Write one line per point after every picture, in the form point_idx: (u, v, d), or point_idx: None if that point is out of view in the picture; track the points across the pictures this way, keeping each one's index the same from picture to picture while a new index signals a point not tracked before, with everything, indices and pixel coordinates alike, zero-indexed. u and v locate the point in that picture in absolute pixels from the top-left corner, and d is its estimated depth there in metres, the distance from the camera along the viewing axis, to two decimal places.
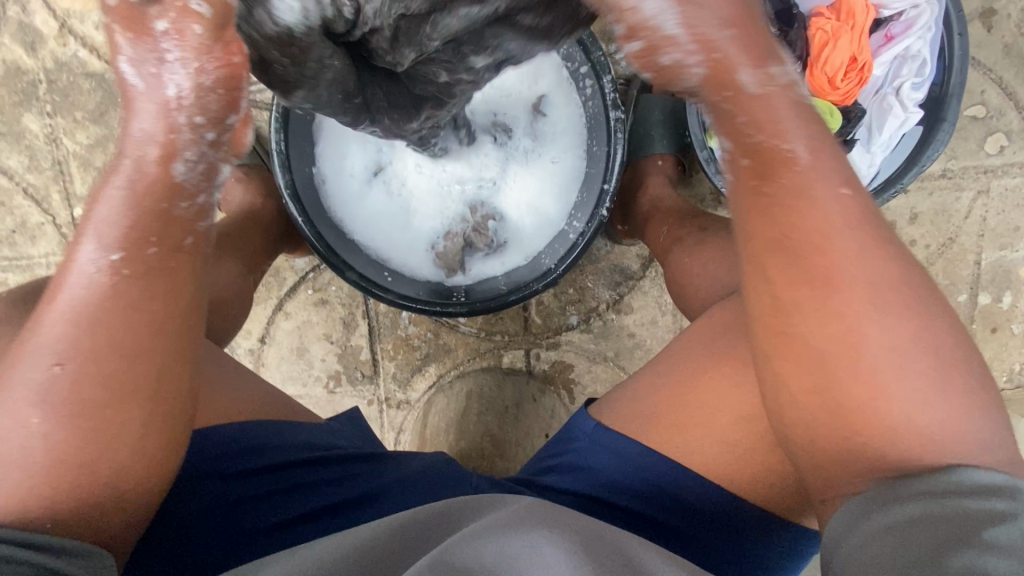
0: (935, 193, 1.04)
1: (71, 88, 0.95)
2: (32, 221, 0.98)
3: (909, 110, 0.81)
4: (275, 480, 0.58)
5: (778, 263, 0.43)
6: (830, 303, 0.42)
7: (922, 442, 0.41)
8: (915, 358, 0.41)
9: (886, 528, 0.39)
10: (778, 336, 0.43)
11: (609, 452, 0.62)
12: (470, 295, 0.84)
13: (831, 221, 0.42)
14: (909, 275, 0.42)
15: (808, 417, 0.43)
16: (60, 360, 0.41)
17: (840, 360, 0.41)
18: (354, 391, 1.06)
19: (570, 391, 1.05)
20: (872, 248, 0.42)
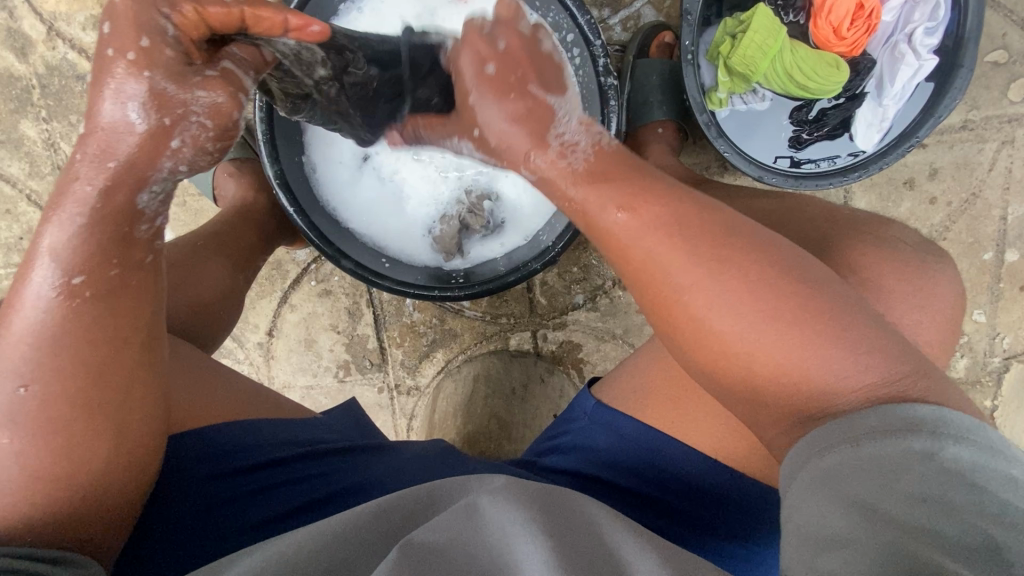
0: (956, 146, 0.99)
1: (63, 91, 0.95)
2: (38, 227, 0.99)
3: (923, 57, 0.76)
4: (260, 476, 0.58)
5: (641, 249, 0.45)
6: (682, 284, 0.44)
7: (797, 379, 0.42)
8: (752, 302, 0.42)
9: (822, 472, 0.39)
10: (662, 319, 0.46)
11: (607, 428, 0.62)
12: (470, 277, 0.83)
13: (651, 221, 0.45)
14: (720, 228, 0.45)
15: (704, 381, 0.46)
16: (22, 382, 0.42)
17: (704, 337, 0.44)
18: (364, 380, 1.06)
19: (579, 370, 1.04)
20: (702, 226, 0.45)
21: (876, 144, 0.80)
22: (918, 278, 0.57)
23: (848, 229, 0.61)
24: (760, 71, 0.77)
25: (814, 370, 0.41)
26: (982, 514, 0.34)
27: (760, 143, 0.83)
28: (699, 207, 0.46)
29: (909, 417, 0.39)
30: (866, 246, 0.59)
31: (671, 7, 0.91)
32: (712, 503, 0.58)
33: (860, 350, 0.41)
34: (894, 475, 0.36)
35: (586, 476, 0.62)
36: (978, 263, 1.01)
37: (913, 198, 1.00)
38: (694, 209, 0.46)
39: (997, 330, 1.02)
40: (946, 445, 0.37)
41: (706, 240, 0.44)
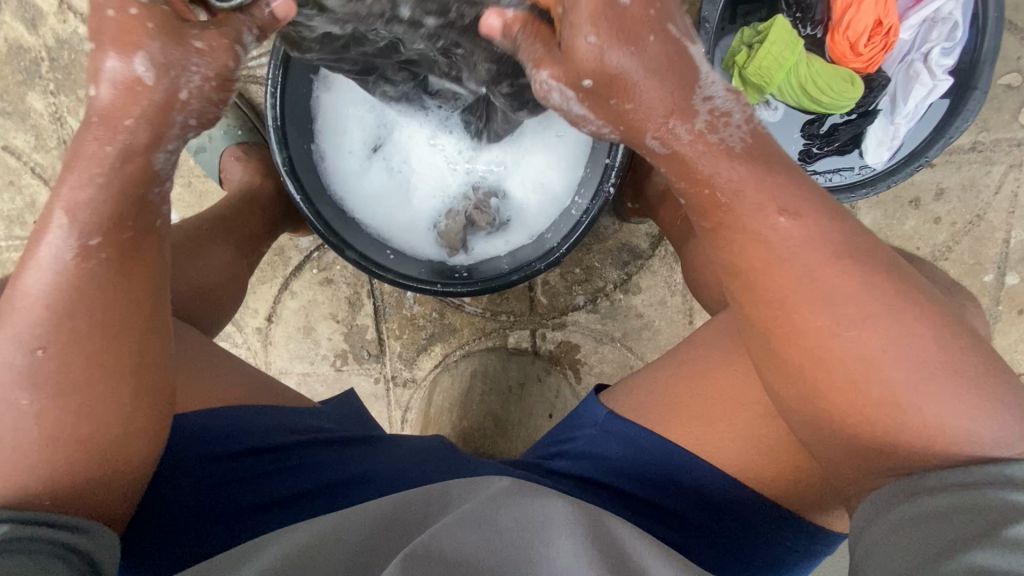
0: (964, 167, 0.99)
1: (72, 66, 0.95)
2: (40, 200, 0.98)
3: (938, 77, 0.76)
4: (266, 459, 0.59)
5: (777, 280, 0.45)
6: (818, 319, 0.44)
7: (929, 430, 0.43)
8: (924, 366, 0.42)
9: (905, 519, 0.42)
10: (800, 356, 0.45)
11: (621, 438, 0.62)
12: (473, 272, 0.83)
13: (776, 256, 0.46)
14: (902, 286, 0.44)
15: (815, 418, 0.47)
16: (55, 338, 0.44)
17: (830, 370, 0.44)
18: (361, 370, 1.06)
19: (576, 370, 1.04)
20: (873, 277, 0.44)
21: (886, 162, 0.80)
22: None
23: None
24: (773, 83, 0.77)
25: (950, 424, 0.42)
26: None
27: None
28: (851, 248, 0.45)
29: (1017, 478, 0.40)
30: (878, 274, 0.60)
31: (688, 13, 0.91)
32: (704, 512, 0.59)
33: (999, 414, 0.42)
34: (968, 519, 0.39)
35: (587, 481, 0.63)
36: (979, 284, 1.01)
37: (918, 217, 1.00)
38: (839, 241, 0.45)
39: None
40: None
41: (879, 293, 0.44)
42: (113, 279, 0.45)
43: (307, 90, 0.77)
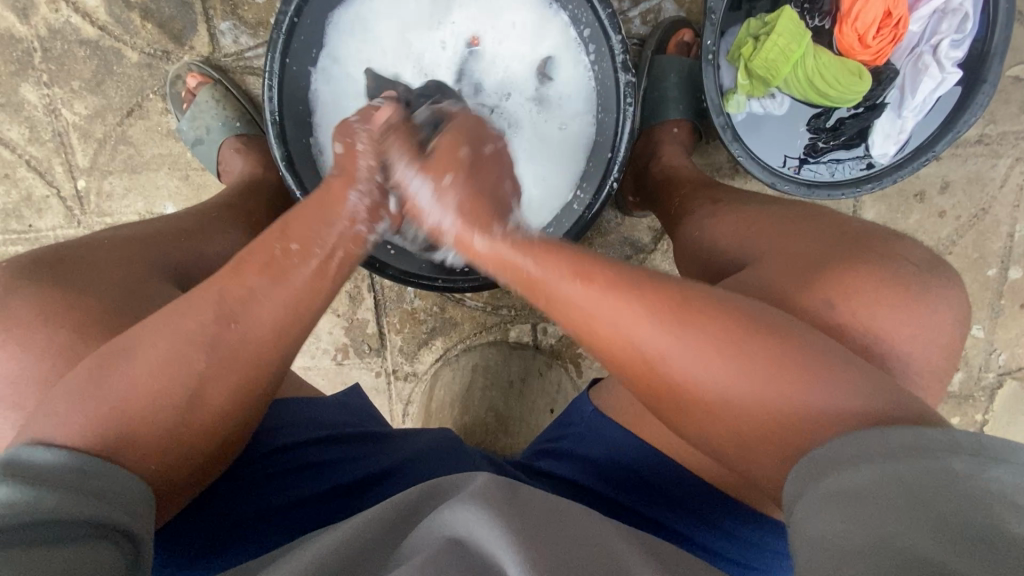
0: (969, 160, 0.98)
1: (65, 56, 0.93)
2: (36, 193, 0.97)
3: (947, 70, 0.75)
4: (295, 459, 0.62)
5: (620, 299, 0.48)
6: (660, 342, 0.47)
7: (778, 418, 0.44)
8: (742, 359, 0.45)
9: (831, 493, 0.39)
10: (637, 368, 0.48)
11: (600, 437, 0.64)
12: (475, 269, 0.82)
13: (604, 301, 0.49)
14: (686, 292, 0.49)
15: (698, 429, 0.47)
16: (230, 318, 0.49)
17: (685, 386, 0.46)
18: (362, 363, 1.06)
19: (577, 365, 1.05)
20: (615, 295, 0.48)
21: (892, 157, 0.79)
22: (909, 299, 0.55)
23: (851, 241, 0.59)
24: (779, 75, 0.76)
25: (795, 403, 0.44)
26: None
27: (773, 147, 0.82)
28: (647, 274, 0.50)
29: (927, 445, 0.38)
30: (849, 254, 0.57)
31: (692, 3, 0.89)
32: (697, 515, 0.59)
33: (834, 378, 0.44)
34: (898, 490, 0.36)
35: (575, 482, 0.63)
36: (981, 279, 1.01)
37: (923, 211, 1.00)
38: (630, 269, 0.51)
39: (994, 346, 1.02)
40: (968, 467, 0.36)
41: (687, 299, 0.48)
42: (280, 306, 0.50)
43: (304, 82, 0.76)
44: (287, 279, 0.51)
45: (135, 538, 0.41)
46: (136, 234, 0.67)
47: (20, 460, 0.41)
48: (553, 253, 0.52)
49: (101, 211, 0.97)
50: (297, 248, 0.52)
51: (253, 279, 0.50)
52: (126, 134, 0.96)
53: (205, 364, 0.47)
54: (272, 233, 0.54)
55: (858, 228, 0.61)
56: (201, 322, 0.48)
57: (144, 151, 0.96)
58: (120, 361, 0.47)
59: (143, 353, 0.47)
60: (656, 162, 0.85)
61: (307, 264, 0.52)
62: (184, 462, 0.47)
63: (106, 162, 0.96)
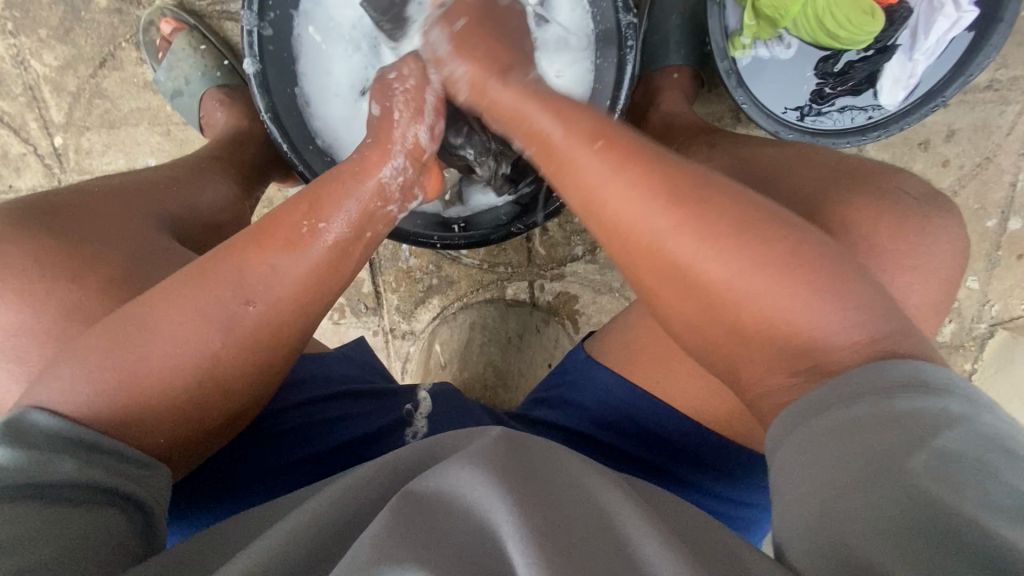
0: (977, 107, 0.95)
1: (30, 2, 0.87)
2: (12, 151, 0.93)
3: (963, 8, 0.71)
4: (291, 415, 0.63)
5: (637, 179, 0.46)
6: (671, 228, 0.44)
7: (782, 326, 0.42)
8: (754, 257, 0.42)
9: (813, 438, 0.39)
10: (641, 250, 0.45)
11: (595, 387, 0.64)
12: (471, 226, 0.81)
13: (620, 179, 0.46)
14: (704, 185, 0.45)
15: (687, 327, 0.45)
16: (250, 299, 0.48)
17: (671, 278, 0.45)
18: (360, 323, 1.06)
19: (575, 321, 1.03)
20: (632, 179, 0.46)
21: (900, 103, 0.76)
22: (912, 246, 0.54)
23: (851, 179, 0.57)
24: (788, 16, 0.73)
25: (792, 319, 0.42)
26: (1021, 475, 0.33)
27: (779, 93, 0.79)
28: (667, 162, 0.46)
29: (922, 380, 0.37)
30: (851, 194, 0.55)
31: None
32: (697, 463, 0.60)
33: (844, 299, 0.41)
34: (888, 430, 0.36)
35: (572, 429, 0.64)
36: (980, 230, 1.00)
37: (927, 160, 0.98)
38: (647, 154, 0.47)
39: (988, 297, 1.03)
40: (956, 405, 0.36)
41: (702, 188, 0.45)
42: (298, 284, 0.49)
43: (286, 28, 0.72)
44: (303, 249, 0.50)
45: (146, 509, 0.44)
46: (116, 184, 0.64)
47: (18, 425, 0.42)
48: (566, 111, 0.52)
49: (81, 169, 0.94)
50: (321, 227, 0.51)
51: (275, 257, 0.49)
52: (100, 87, 0.91)
53: (221, 346, 0.47)
54: (300, 205, 0.52)
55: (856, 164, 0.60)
56: (219, 298, 0.47)
57: (122, 105, 0.92)
58: (128, 329, 0.46)
59: (161, 331, 0.46)
60: (657, 110, 0.82)
61: (326, 246, 0.51)
62: (189, 441, 0.48)
63: (83, 117, 0.92)
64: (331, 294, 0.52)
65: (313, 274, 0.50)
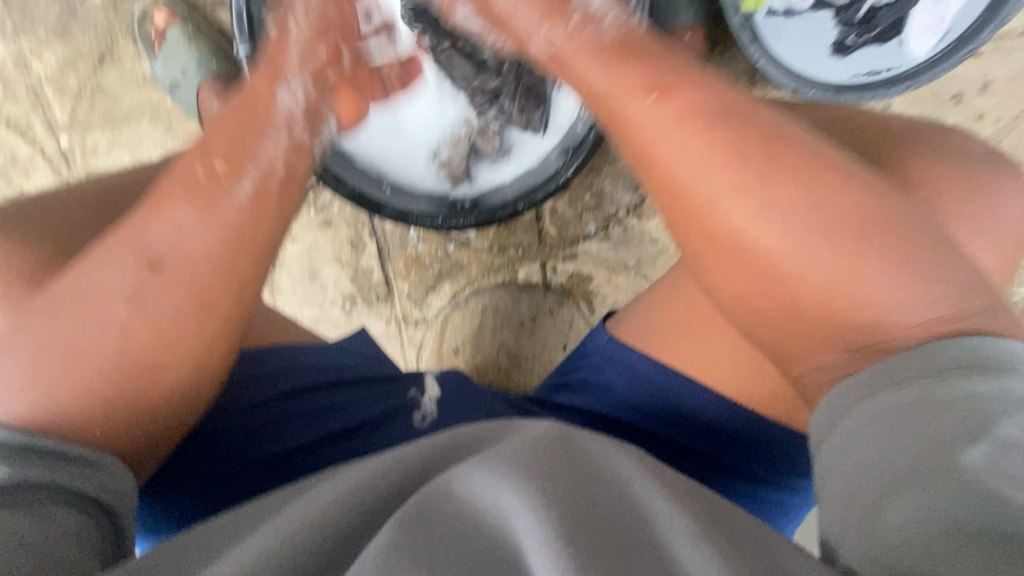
0: (1015, 55, 0.89)
1: (27, 2, 0.87)
2: (20, 154, 0.93)
3: None
4: (296, 403, 0.61)
5: (704, 139, 0.45)
6: (725, 192, 0.44)
7: (851, 308, 0.41)
8: (822, 234, 0.42)
9: (872, 419, 0.38)
10: (693, 221, 0.46)
11: (625, 366, 0.61)
12: (479, 205, 0.79)
13: (691, 128, 0.46)
14: (812, 156, 0.44)
15: (742, 306, 0.46)
16: (155, 261, 0.47)
17: (738, 252, 0.44)
18: (371, 312, 1.04)
19: (589, 302, 1.00)
20: (699, 136, 0.46)
21: (931, 51, 0.71)
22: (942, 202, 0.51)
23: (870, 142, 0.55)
24: None
25: (856, 293, 0.41)
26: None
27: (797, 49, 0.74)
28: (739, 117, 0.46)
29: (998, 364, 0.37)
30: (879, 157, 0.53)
31: None
32: (720, 439, 0.58)
33: (914, 271, 0.41)
34: (955, 416, 0.36)
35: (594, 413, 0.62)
36: None
37: (959, 114, 0.92)
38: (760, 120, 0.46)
39: None
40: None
41: (783, 155, 0.44)
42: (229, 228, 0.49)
43: None
44: (224, 199, 0.50)
45: (112, 511, 0.44)
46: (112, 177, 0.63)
47: None
48: (624, 58, 0.52)
49: (88, 168, 0.94)
50: (222, 169, 0.51)
51: (173, 211, 0.48)
52: (101, 84, 0.90)
53: (128, 317, 0.46)
54: (191, 156, 0.52)
55: (879, 125, 0.57)
56: (123, 265, 0.47)
57: (122, 102, 0.91)
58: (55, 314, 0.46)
59: (77, 304, 0.46)
60: None
61: (239, 195, 0.50)
62: (152, 413, 0.48)
63: (85, 115, 0.91)
64: (275, 207, 0.53)
65: (222, 211, 0.49)
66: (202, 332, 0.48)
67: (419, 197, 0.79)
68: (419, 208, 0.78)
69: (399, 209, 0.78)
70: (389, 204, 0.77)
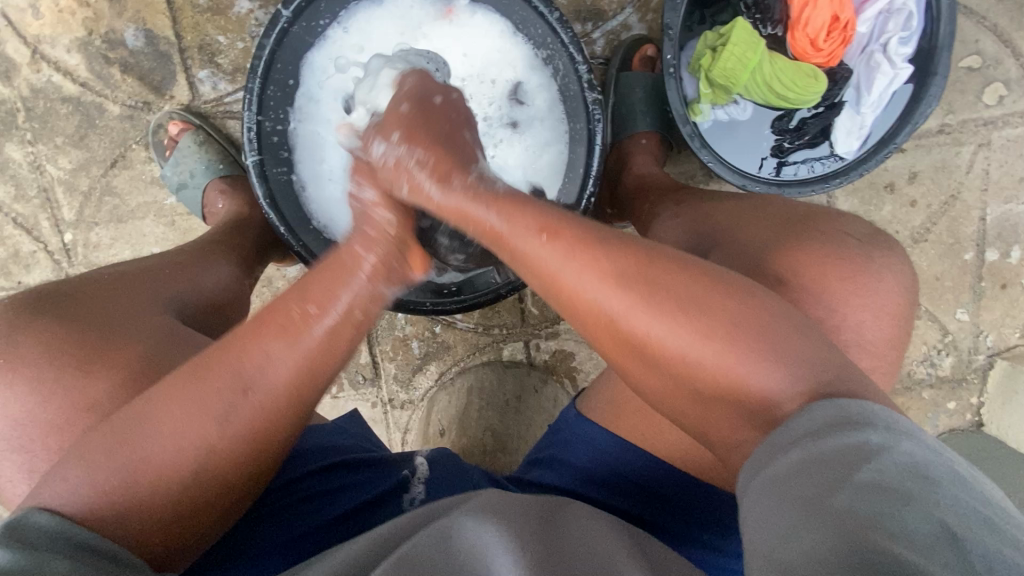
0: (934, 150, 1.01)
1: (49, 114, 0.95)
2: (24, 249, 0.98)
3: (898, 66, 0.78)
4: (295, 489, 0.63)
5: (576, 243, 0.49)
6: (617, 306, 0.47)
7: (740, 393, 0.44)
8: (699, 333, 0.45)
9: (771, 480, 0.39)
10: (601, 329, 0.48)
11: (586, 444, 0.64)
12: (463, 290, 0.84)
13: (571, 246, 0.48)
14: (658, 258, 0.48)
15: (664, 403, 0.48)
16: (247, 389, 0.48)
17: (650, 362, 0.47)
18: (358, 395, 1.06)
19: (573, 379, 1.04)
20: (577, 255, 0.48)
21: (856, 152, 0.82)
22: (871, 285, 0.57)
23: (800, 223, 0.61)
24: (740, 83, 0.79)
25: (749, 384, 0.44)
26: (945, 504, 0.34)
27: (738, 150, 0.85)
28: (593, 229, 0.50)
29: (866, 427, 0.39)
30: (803, 238, 0.59)
31: (653, 20, 0.93)
32: (685, 517, 0.60)
33: (785, 365, 0.44)
34: (824, 470, 0.37)
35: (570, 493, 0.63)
36: (959, 263, 1.03)
37: (893, 201, 1.02)
38: (582, 229, 0.50)
39: (980, 328, 1.04)
40: (883, 440, 0.38)
41: (644, 259, 0.48)
42: (296, 370, 0.49)
43: (283, 124, 0.78)
44: (303, 333, 0.50)
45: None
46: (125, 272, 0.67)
47: (20, 525, 0.42)
48: (520, 209, 0.51)
49: (89, 261, 0.98)
50: (315, 311, 0.51)
51: (271, 344, 0.49)
52: (110, 185, 0.97)
53: (217, 433, 0.47)
54: (290, 294, 0.52)
55: (812, 212, 0.63)
56: (217, 392, 0.48)
57: (129, 201, 0.98)
58: (131, 433, 0.47)
59: (172, 410, 0.47)
60: (629, 172, 0.88)
61: (317, 330, 0.50)
62: (194, 524, 0.48)
63: (91, 213, 0.97)
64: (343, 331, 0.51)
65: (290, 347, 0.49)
66: (252, 457, 0.48)
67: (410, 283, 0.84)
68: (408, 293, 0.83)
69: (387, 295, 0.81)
70: None
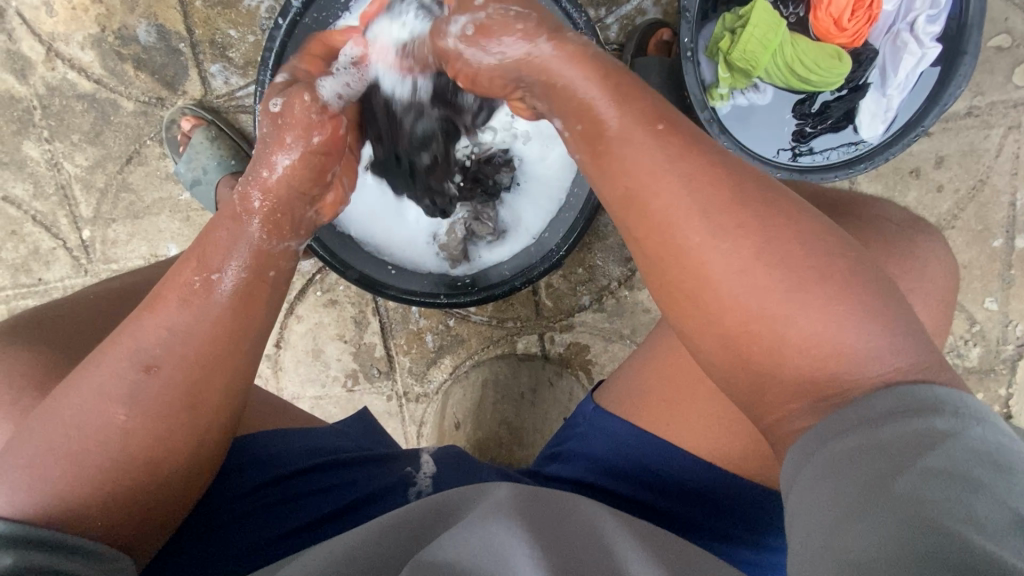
0: (961, 134, 0.98)
1: (65, 112, 0.96)
2: (44, 246, 0.99)
3: (926, 45, 0.75)
4: (292, 484, 0.62)
5: (689, 161, 0.44)
6: (705, 241, 0.42)
7: (826, 354, 0.41)
8: (799, 280, 0.41)
9: (829, 463, 0.38)
10: (673, 271, 0.44)
11: (605, 436, 0.63)
12: (478, 281, 0.84)
13: (658, 165, 0.44)
14: (757, 192, 0.44)
15: (719, 354, 0.44)
16: (152, 362, 0.47)
17: (723, 305, 0.42)
18: (373, 388, 1.06)
19: (588, 371, 1.04)
20: (683, 178, 0.44)
21: (881, 136, 0.79)
22: (902, 272, 0.54)
23: (824, 206, 0.60)
24: (760, 66, 0.77)
25: (833, 345, 0.41)
26: (1017, 493, 0.33)
27: (757, 135, 0.83)
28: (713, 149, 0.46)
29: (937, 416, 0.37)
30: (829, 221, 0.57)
31: (668, 4, 0.91)
32: (707, 506, 0.59)
33: (877, 332, 0.41)
34: (884, 457, 0.36)
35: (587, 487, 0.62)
36: (988, 250, 1.00)
37: (919, 187, 0.99)
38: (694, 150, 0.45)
39: (1009, 318, 1.01)
40: (950, 425, 0.36)
41: (744, 193, 0.43)
42: (209, 337, 0.49)
43: None
44: (204, 298, 0.49)
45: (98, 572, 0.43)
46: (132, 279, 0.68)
47: None
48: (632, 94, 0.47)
49: (107, 258, 0.99)
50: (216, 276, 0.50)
51: (168, 314, 0.48)
52: (126, 182, 0.98)
53: (131, 413, 0.46)
54: (187, 261, 0.51)
55: (835, 197, 0.62)
56: (118, 371, 0.47)
57: (145, 197, 0.98)
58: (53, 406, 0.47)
59: (81, 389, 0.47)
60: None
61: (220, 295, 0.50)
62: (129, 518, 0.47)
63: (108, 210, 0.98)
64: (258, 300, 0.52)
65: (201, 313, 0.49)
66: (171, 436, 0.47)
67: (423, 276, 0.84)
68: (423, 285, 0.83)
69: (404, 288, 0.81)
70: (394, 283, 0.81)
